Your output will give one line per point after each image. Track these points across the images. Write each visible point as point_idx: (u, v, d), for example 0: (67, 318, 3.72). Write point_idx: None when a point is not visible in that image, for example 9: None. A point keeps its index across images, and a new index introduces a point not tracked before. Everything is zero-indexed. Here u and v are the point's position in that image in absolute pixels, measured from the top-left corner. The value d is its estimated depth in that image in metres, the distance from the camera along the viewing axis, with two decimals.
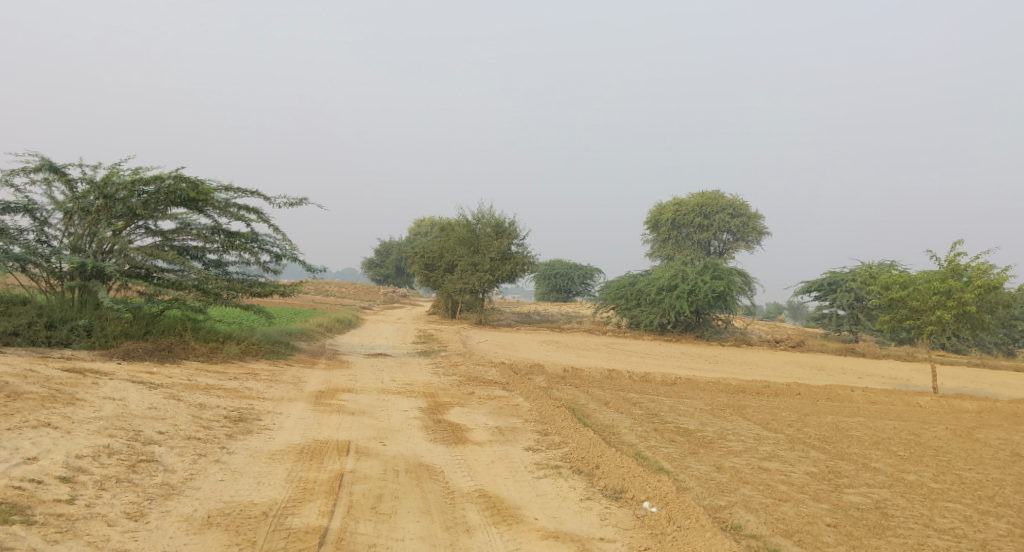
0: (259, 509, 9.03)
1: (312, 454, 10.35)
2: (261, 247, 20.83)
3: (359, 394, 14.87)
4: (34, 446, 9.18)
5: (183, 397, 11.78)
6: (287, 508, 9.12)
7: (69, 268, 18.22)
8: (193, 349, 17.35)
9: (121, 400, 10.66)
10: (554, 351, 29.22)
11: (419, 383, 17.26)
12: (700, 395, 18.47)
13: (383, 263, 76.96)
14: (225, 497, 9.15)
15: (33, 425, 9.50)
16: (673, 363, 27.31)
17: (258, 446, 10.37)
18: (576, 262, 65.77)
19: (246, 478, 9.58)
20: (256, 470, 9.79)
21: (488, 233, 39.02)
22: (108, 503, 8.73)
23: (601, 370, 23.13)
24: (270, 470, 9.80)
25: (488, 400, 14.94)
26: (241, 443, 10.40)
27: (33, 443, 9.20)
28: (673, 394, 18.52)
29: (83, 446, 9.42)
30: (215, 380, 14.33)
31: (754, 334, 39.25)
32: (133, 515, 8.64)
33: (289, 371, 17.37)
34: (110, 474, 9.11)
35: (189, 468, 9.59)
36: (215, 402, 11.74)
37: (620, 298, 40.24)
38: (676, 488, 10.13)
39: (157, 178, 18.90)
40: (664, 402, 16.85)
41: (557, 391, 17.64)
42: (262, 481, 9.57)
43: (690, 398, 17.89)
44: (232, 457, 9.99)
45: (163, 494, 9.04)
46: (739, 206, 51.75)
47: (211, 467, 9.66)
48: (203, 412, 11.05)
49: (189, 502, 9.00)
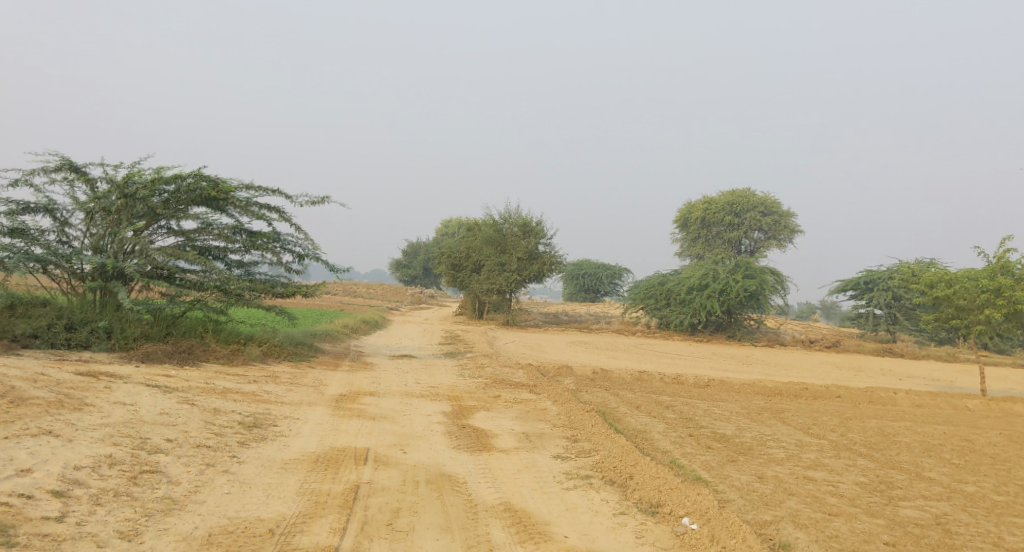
0: (265, 527, 8.53)
1: (328, 463, 9.86)
2: (283, 246, 20.46)
3: (381, 397, 14.39)
4: (31, 456, 8.77)
5: (198, 401, 11.35)
6: (296, 525, 8.62)
7: (90, 269, 17.86)
8: (214, 352, 16.93)
9: (131, 406, 10.25)
10: (583, 353, 28.62)
11: (444, 386, 16.76)
12: (736, 398, 17.81)
13: (411, 264, 76.73)
14: (230, 513, 8.67)
15: (33, 433, 9.10)
16: (704, 364, 26.60)
17: (270, 455, 9.90)
18: (604, 262, 65.09)
19: (254, 491, 9.10)
20: (266, 482, 9.32)
21: (515, 233, 38.52)
22: (101, 521, 8.27)
23: (632, 372, 22.50)
24: (280, 482, 9.32)
25: (514, 404, 14.39)
26: (253, 451, 9.94)
27: (29, 453, 8.79)
28: (707, 397, 17.88)
29: (83, 456, 9.00)
30: (234, 383, 13.89)
31: (788, 334, 38.37)
32: (126, 534, 8.17)
33: (312, 373, 16.93)
34: (107, 487, 8.67)
35: (194, 479, 9.14)
36: (230, 407, 11.30)
37: (650, 298, 39.54)
38: (717, 502, 9.51)
39: (178, 177, 18.54)
40: (698, 406, 16.22)
41: (586, 394, 17.05)
42: (271, 494, 9.09)
43: (725, 401, 17.23)
44: (242, 467, 9.52)
45: (162, 510, 8.58)
46: (771, 204, 50.80)
47: (218, 479, 9.20)
48: (216, 417, 10.61)
49: (190, 518, 8.53)
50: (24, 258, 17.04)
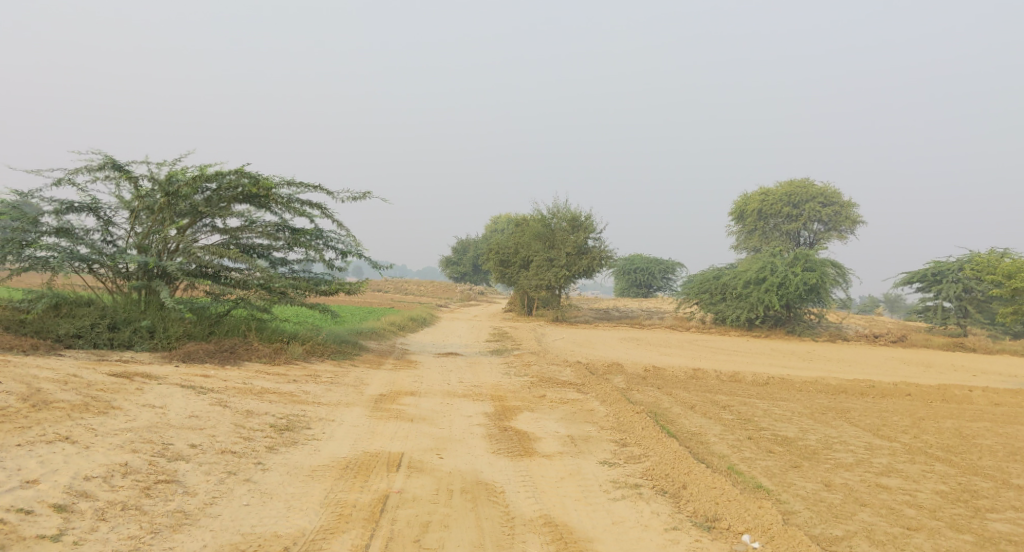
0: (281, 545, 8.08)
1: (358, 471, 9.37)
2: (326, 243, 20.13)
3: (422, 397, 13.89)
4: (41, 465, 8.46)
5: (231, 402, 10.95)
6: (315, 542, 8.15)
7: (135, 268, 17.53)
8: (255, 351, 16.52)
9: (160, 409, 9.95)
10: (635, 350, 27.86)
11: (488, 385, 16.22)
12: (797, 397, 16.98)
13: (461, 261, 76.52)
14: (245, 529, 8.23)
15: (48, 440, 8.83)
16: (761, 361, 25.67)
17: (298, 461, 9.45)
18: (657, 256, 64.03)
19: (275, 503, 8.65)
20: (289, 492, 8.85)
21: (564, 228, 37.90)
22: (102, 539, 7.89)
23: (686, 369, 21.72)
24: (304, 493, 8.85)
25: (560, 404, 13.77)
26: (280, 457, 9.49)
27: (40, 461, 8.50)
28: (766, 397, 17.05)
29: (97, 465, 8.66)
30: (273, 383, 13.49)
31: (850, 328, 37.08)
32: None
33: (354, 372, 16.52)
34: (116, 500, 8.29)
35: (212, 490, 8.73)
36: (264, 409, 10.87)
37: (704, 293, 38.55)
38: (780, 516, 8.80)
39: (220, 173, 18.22)
40: (756, 406, 15.42)
41: (638, 394, 16.38)
42: (293, 506, 8.63)
43: (784, 401, 16.39)
44: (265, 476, 9.09)
45: (171, 525, 8.16)
46: (831, 194, 49.19)
47: (238, 489, 8.77)
48: (247, 420, 10.21)
49: (200, 535, 8.10)
50: (69, 257, 16.74)
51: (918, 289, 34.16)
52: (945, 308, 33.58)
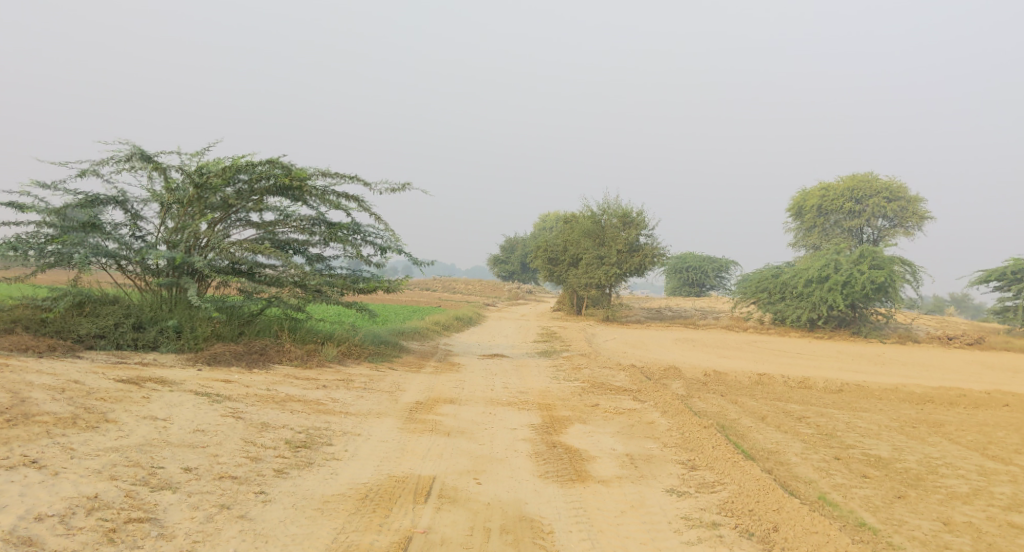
0: None
1: (379, 503, 8.16)
2: (364, 239, 19.00)
3: (462, 406, 12.65)
4: None
5: (246, 412, 9.78)
6: None
7: (164, 264, 16.42)
8: (287, 354, 15.29)
9: (161, 422, 8.98)
10: (691, 351, 26.32)
11: (536, 392, 14.88)
12: (878, 408, 15.52)
13: (509, 259, 75.20)
14: None
15: (10, 465, 7.81)
16: (829, 365, 23.95)
17: (309, 490, 8.26)
18: (710, 254, 62.06)
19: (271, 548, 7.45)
20: (291, 533, 7.65)
21: (615, 224, 36.29)
22: None
23: (750, 373, 20.25)
24: (310, 533, 7.65)
25: (616, 415, 12.41)
26: (288, 484, 8.33)
27: None
28: (843, 407, 15.47)
29: (56, 500, 7.58)
30: (299, 389, 12.27)
31: (920, 329, 35.03)
32: None
33: (392, 377, 15.31)
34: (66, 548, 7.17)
35: (195, 531, 7.55)
36: (284, 420, 9.71)
37: (762, 292, 36.74)
38: None
39: (251, 164, 17.12)
40: (836, 418, 13.84)
41: (700, 402, 14.99)
42: None
43: (864, 413, 14.80)
44: (265, 511, 7.89)
45: None
46: (896, 189, 46.72)
47: (228, 530, 7.58)
48: (260, 436, 9.12)
49: None
50: (95, 253, 15.67)
51: (995, 288, 32.03)
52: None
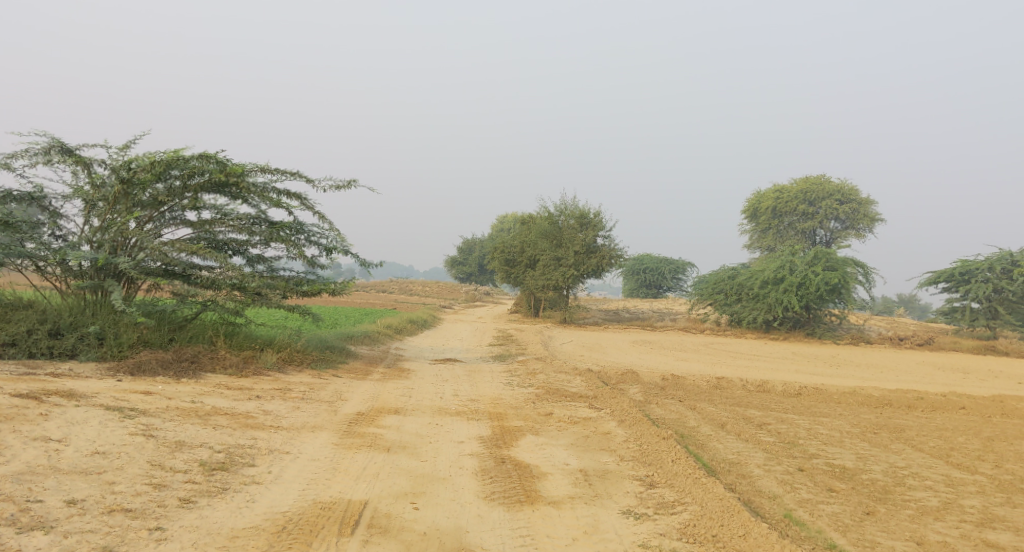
0: None
1: (299, 536, 7.61)
2: (308, 238, 18.09)
3: (407, 416, 11.83)
4: None
5: (160, 429, 8.98)
6: None
7: (88, 266, 15.43)
8: (221, 361, 14.32)
9: (55, 445, 8.28)
10: (648, 354, 25.76)
11: (487, 399, 14.10)
12: (840, 413, 15.00)
13: (467, 261, 74.44)
14: None
15: None
16: (786, 367, 23.53)
17: (221, 523, 7.69)
18: (667, 256, 61.93)
19: None
20: None
21: (572, 225, 35.72)
22: None
23: (708, 377, 19.72)
24: None
25: (571, 424, 11.69)
26: (193, 516, 7.74)
27: None
28: (804, 412, 14.93)
29: None
30: (228, 401, 11.38)
31: (873, 331, 34.88)
32: None
33: (333, 384, 14.44)
34: None
35: None
36: (202, 438, 8.93)
37: (719, 293, 36.40)
38: None
39: (183, 158, 16.23)
40: (797, 424, 13.24)
41: (658, 409, 14.36)
42: None
43: (826, 418, 14.24)
44: None
45: None
46: (848, 191, 47.10)
47: None
48: (170, 458, 8.44)
49: None
50: (8, 252, 14.71)
51: (943, 289, 31.98)
52: (972, 309, 31.45)
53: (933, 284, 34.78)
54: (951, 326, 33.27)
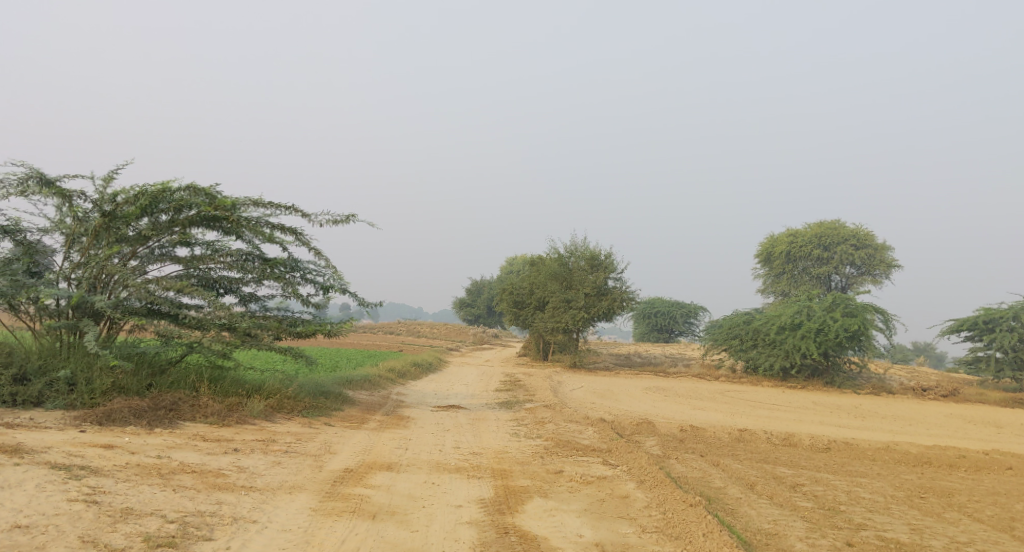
0: None
1: None
2: (303, 276, 16.93)
3: (402, 474, 10.62)
4: None
5: (104, 495, 7.97)
6: None
7: (65, 305, 14.24)
8: (202, 410, 13.08)
9: None
10: (662, 402, 24.42)
11: (491, 453, 12.85)
12: (878, 473, 13.69)
13: (475, 302, 73.40)
14: None
15: None
16: (808, 419, 22.18)
17: None
18: (679, 300, 60.69)
19: None
20: None
21: (582, 267, 34.63)
22: None
23: (728, 430, 18.43)
24: None
25: (584, 484, 10.46)
26: None
27: None
28: (838, 472, 13.62)
29: None
30: (200, 455, 10.19)
31: (894, 380, 33.46)
32: None
33: (323, 435, 13.21)
34: None
35: None
36: (152, 507, 7.94)
37: (734, 339, 35.10)
38: None
39: (170, 190, 14.96)
40: (834, 487, 11.96)
41: (678, 467, 13.10)
42: None
43: (863, 479, 12.93)
44: None
45: None
46: (864, 236, 45.88)
47: None
48: (109, 532, 7.48)
49: None
50: None
51: (966, 338, 30.61)
52: (997, 360, 30.04)
53: (956, 332, 33.42)
54: (974, 376, 31.84)
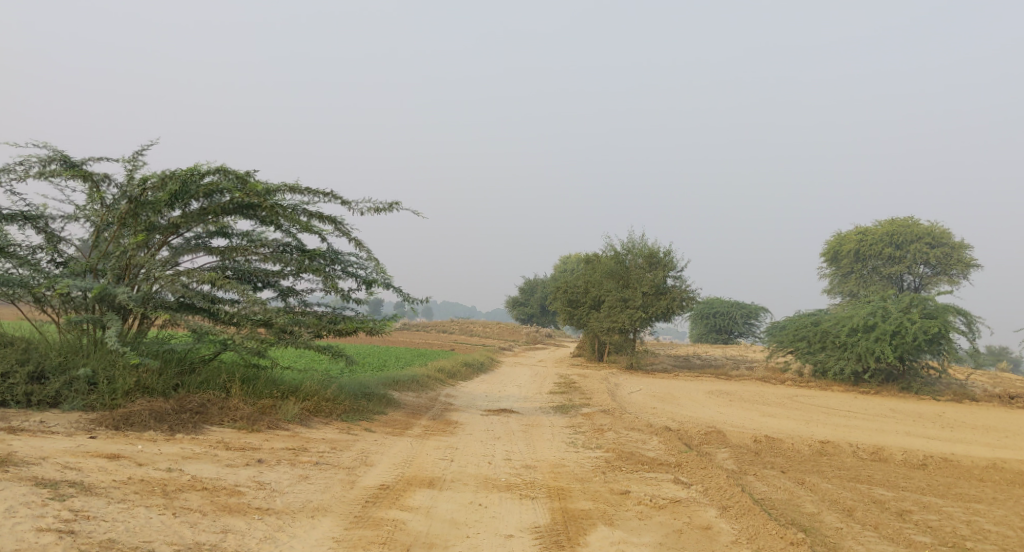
0: None
1: None
2: (344, 269, 15.69)
3: (447, 492, 9.29)
4: None
5: (85, 523, 7.31)
6: None
7: (89, 298, 13.01)
8: (231, 413, 11.81)
9: None
10: (730, 408, 22.73)
11: (547, 467, 11.46)
12: (989, 508, 12.04)
13: (529, 301, 72.14)
14: None
15: None
16: (892, 429, 20.35)
17: None
18: (739, 300, 58.56)
19: None
20: None
21: (640, 265, 33.00)
22: None
23: (808, 442, 16.75)
24: None
25: (657, 508, 9.07)
26: None
27: None
28: (942, 504, 11.96)
29: None
30: (216, 467, 8.88)
31: (976, 387, 31.19)
32: None
33: (361, 443, 11.92)
34: None
35: None
36: (138, 540, 7.25)
37: (801, 340, 33.12)
38: None
39: (201, 174, 13.55)
40: (949, 528, 10.40)
41: (759, 489, 11.58)
42: None
43: (976, 517, 11.30)
44: None
45: None
46: (939, 234, 43.34)
47: None
48: None
49: None
50: None
51: None
52: None
53: None
54: None
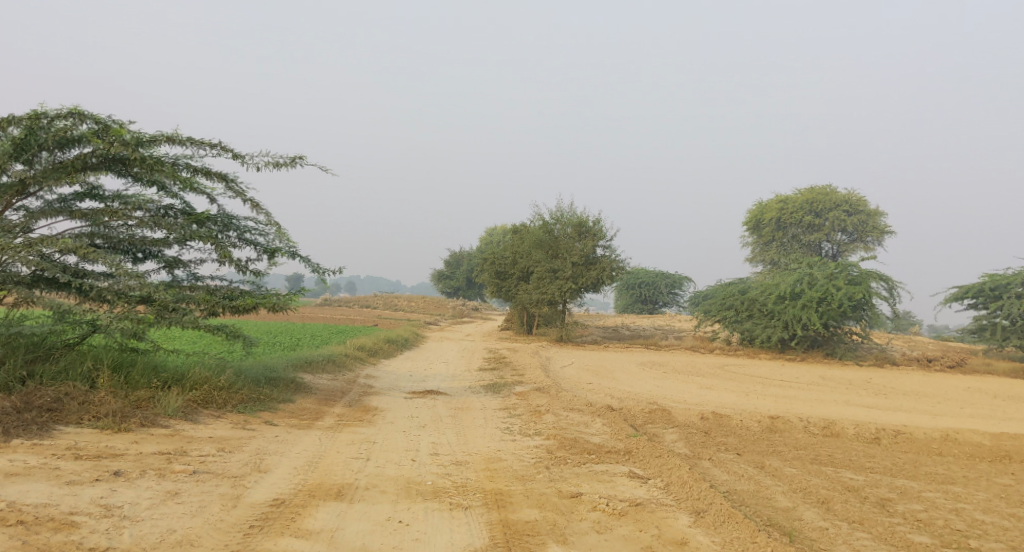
0: None
1: None
2: (239, 236, 13.59)
3: (357, 506, 7.54)
4: None
5: None
6: None
7: None
8: (91, 410, 9.75)
9: None
10: (665, 381, 21.36)
11: (480, 462, 9.75)
12: (967, 492, 10.79)
13: (454, 274, 70.23)
14: None
15: None
16: (831, 399, 19.22)
17: None
18: (664, 270, 57.83)
19: None
20: None
21: (569, 234, 31.41)
22: None
23: (757, 419, 15.36)
24: None
25: (616, 519, 7.49)
26: None
27: None
28: (918, 490, 10.64)
29: None
30: (47, 489, 7.26)
31: (897, 352, 30.65)
32: None
33: (257, 440, 10.00)
34: None
35: None
36: None
37: (728, 309, 31.80)
38: None
39: (53, 121, 11.35)
40: (943, 522, 9.02)
41: (724, 480, 10.06)
42: None
43: (962, 505, 9.98)
44: None
45: None
46: (856, 202, 43.00)
47: None
48: None
49: None
50: None
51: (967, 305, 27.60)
52: (1003, 329, 26.86)
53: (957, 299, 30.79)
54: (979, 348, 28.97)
